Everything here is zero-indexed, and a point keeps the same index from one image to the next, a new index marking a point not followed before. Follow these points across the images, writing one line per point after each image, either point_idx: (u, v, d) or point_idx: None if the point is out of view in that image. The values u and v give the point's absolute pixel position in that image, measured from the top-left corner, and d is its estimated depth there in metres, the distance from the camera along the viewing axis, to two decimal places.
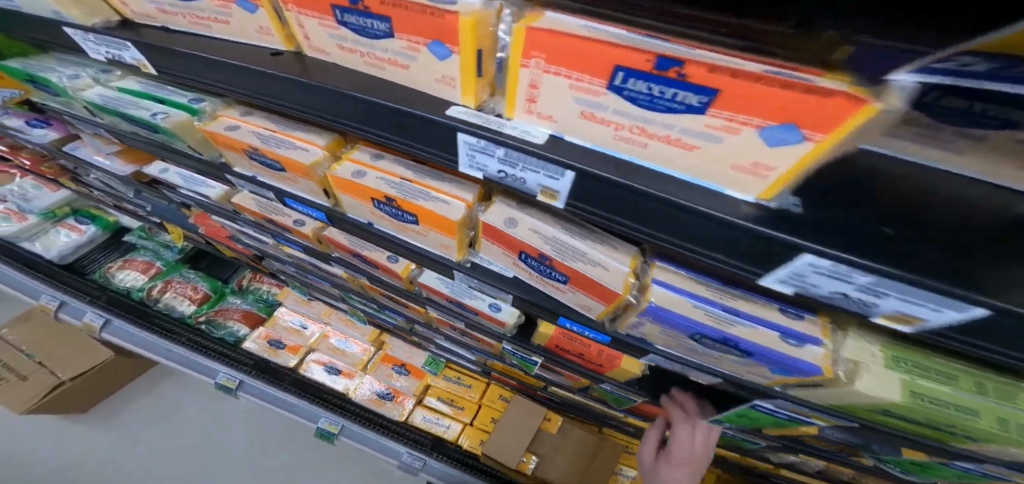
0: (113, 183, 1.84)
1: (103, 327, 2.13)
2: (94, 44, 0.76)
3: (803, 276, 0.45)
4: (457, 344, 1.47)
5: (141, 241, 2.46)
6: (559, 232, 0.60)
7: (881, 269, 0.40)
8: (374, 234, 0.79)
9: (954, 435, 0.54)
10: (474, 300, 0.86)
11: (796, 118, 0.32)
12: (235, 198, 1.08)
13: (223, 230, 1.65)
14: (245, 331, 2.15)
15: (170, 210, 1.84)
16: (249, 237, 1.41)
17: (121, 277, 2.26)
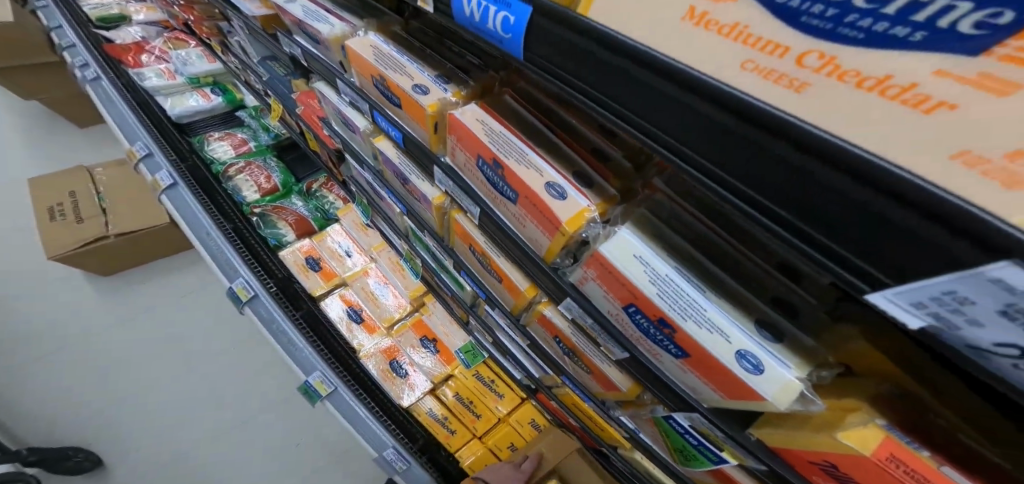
0: (247, 44, 1.68)
1: (167, 188, 1.70)
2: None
3: None
4: (531, 353, 1.10)
5: (249, 118, 2.39)
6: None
7: None
8: (650, 104, 0.32)
9: None
10: (703, 330, 0.42)
11: None
12: (354, 41, 0.73)
13: (319, 112, 1.35)
14: (290, 238, 1.88)
15: (281, 82, 1.58)
16: (343, 121, 1.10)
17: (213, 146, 2.13)
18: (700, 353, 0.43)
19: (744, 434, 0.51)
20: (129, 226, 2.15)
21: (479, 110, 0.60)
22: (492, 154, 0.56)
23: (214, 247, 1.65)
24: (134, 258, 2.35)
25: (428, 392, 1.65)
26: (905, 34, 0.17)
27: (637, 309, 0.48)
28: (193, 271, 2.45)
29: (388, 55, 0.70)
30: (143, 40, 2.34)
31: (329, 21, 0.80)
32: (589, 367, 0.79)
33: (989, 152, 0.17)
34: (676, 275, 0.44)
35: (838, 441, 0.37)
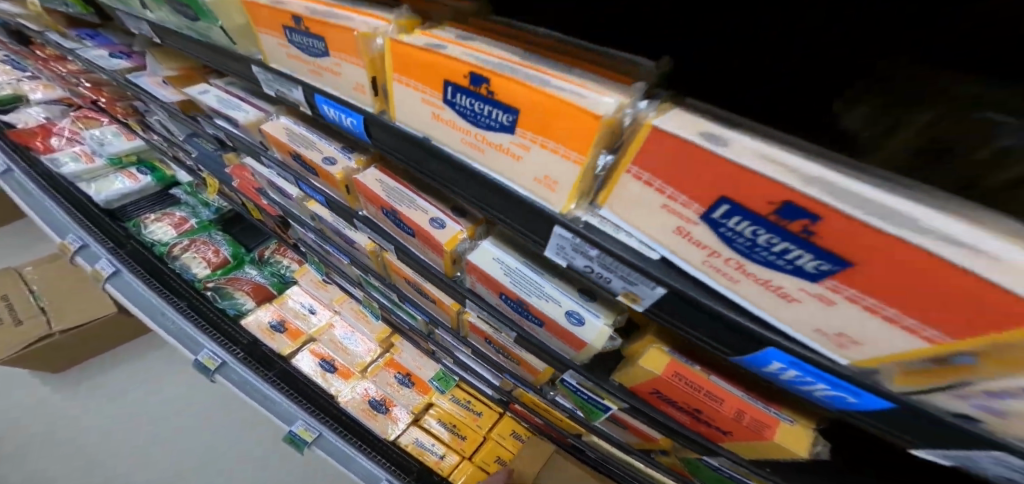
0: (169, 124, 1.75)
1: (110, 276, 1.75)
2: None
3: None
4: (482, 364, 1.21)
5: (187, 196, 2.41)
6: (836, 172, 0.26)
7: None
8: (423, 159, 0.49)
9: None
10: (546, 301, 0.57)
11: None
12: (268, 126, 0.87)
13: (253, 182, 1.46)
14: (250, 306, 1.90)
15: (212, 158, 1.68)
16: (277, 191, 1.23)
17: (151, 228, 2.14)
18: (545, 318, 0.59)
19: (610, 381, 0.62)
20: (74, 319, 2.07)
21: (377, 172, 0.75)
22: (389, 204, 0.71)
23: (173, 325, 1.71)
24: (78, 357, 2.23)
25: (411, 424, 1.67)
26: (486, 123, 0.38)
27: (507, 295, 0.63)
28: (152, 353, 2.38)
29: (300, 134, 0.85)
30: (48, 122, 2.31)
31: (245, 109, 0.95)
32: (517, 360, 0.91)
33: (535, 176, 0.38)
34: (529, 267, 0.59)
35: (644, 369, 0.52)
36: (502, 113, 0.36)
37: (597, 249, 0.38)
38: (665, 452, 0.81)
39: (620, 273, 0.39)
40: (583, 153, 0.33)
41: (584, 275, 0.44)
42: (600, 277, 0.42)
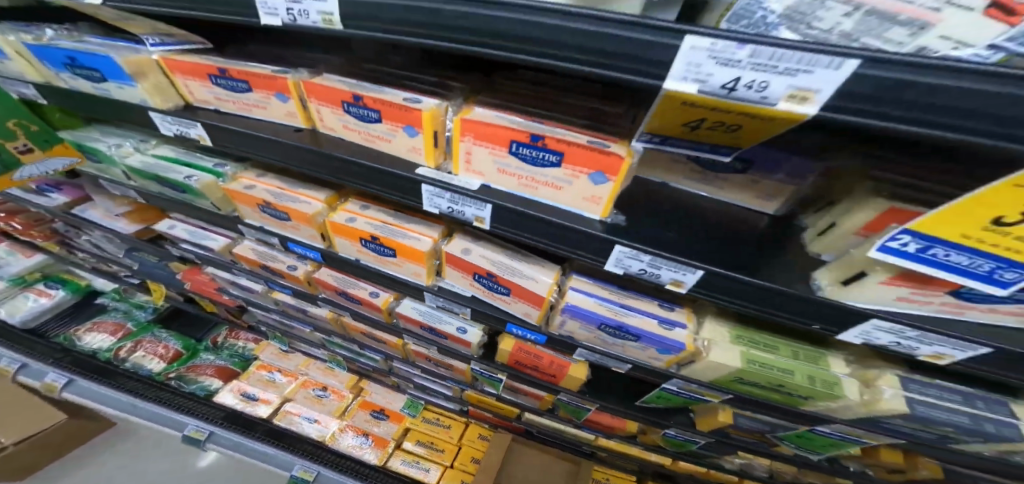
0: (104, 243, 1.80)
1: (65, 386, 1.74)
2: (169, 122, 0.87)
3: (870, 333, 0.42)
4: (432, 380, 1.54)
5: (114, 302, 2.29)
6: (507, 257, 0.70)
7: (928, 325, 0.38)
8: (353, 267, 0.89)
9: (797, 398, 0.63)
10: (443, 324, 0.95)
11: (602, 167, 0.47)
12: (237, 249, 1.19)
13: (212, 283, 1.67)
14: (218, 385, 1.94)
15: (160, 269, 1.79)
16: (238, 288, 1.52)
17: (87, 340, 2.02)
18: (447, 334, 0.97)
19: (495, 363, 1.04)
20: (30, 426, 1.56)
21: (325, 268, 1.05)
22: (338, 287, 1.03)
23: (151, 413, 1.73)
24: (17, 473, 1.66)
25: (394, 449, 1.86)
26: (378, 253, 0.79)
27: (425, 327, 1.00)
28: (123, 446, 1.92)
29: (264, 252, 1.16)
30: None
31: (214, 237, 1.23)
32: (450, 370, 1.27)
33: (408, 272, 0.79)
34: (432, 307, 0.96)
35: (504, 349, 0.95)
36: (384, 251, 0.77)
37: (445, 298, 0.81)
38: (556, 405, 1.27)
39: (459, 305, 0.81)
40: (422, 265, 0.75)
41: (449, 308, 0.87)
42: (451, 308, 0.85)
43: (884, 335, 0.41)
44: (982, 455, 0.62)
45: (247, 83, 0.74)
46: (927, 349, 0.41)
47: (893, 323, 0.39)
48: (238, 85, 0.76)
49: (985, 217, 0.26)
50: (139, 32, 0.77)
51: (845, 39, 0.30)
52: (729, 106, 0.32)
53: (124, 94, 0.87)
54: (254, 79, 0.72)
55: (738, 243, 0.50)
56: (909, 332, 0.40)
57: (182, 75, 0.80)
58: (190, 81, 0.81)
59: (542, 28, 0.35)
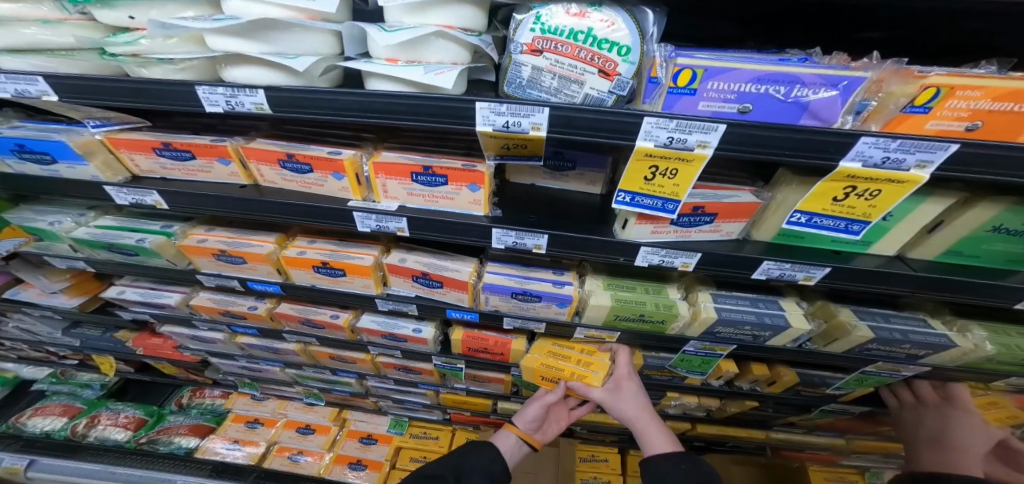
0: (37, 326, 1.58)
1: (28, 466, 1.78)
2: (125, 194, 0.85)
3: (648, 256, 0.66)
4: (405, 391, 1.64)
5: (52, 386, 2.13)
6: (436, 259, 0.92)
7: (668, 243, 0.63)
8: (314, 294, 1.03)
9: (658, 325, 0.86)
10: (401, 328, 1.13)
11: (473, 180, 0.70)
12: (194, 300, 1.18)
13: (169, 343, 1.54)
14: (192, 442, 1.92)
15: (105, 340, 1.59)
16: (198, 341, 1.44)
17: (34, 425, 1.95)
18: (406, 336, 1.14)
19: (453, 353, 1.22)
20: None
21: (286, 302, 1.16)
22: (301, 316, 1.15)
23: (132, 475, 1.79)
24: None
25: (390, 470, 1.89)
26: (331, 275, 0.95)
27: (387, 335, 1.16)
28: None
29: (222, 298, 1.18)
30: None
31: (170, 294, 1.19)
32: (419, 374, 1.40)
33: (361, 285, 0.97)
34: (388, 315, 1.14)
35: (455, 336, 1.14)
36: (334, 273, 0.94)
37: (397, 301, 1.00)
38: (517, 386, 1.43)
39: (406, 303, 0.99)
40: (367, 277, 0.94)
41: (402, 310, 1.04)
42: (400, 309, 1.03)
43: (653, 255, 0.65)
44: (786, 348, 0.87)
45: (190, 152, 0.78)
46: (680, 261, 0.65)
47: (654, 247, 0.64)
48: (182, 154, 0.79)
49: (643, 173, 0.52)
50: (79, 116, 0.79)
51: (556, 90, 0.53)
52: (512, 135, 0.56)
53: (75, 174, 0.84)
54: (195, 147, 0.77)
55: (579, 218, 0.74)
56: (661, 250, 0.64)
57: (124, 150, 0.80)
58: (136, 155, 0.81)
59: (394, 106, 0.57)
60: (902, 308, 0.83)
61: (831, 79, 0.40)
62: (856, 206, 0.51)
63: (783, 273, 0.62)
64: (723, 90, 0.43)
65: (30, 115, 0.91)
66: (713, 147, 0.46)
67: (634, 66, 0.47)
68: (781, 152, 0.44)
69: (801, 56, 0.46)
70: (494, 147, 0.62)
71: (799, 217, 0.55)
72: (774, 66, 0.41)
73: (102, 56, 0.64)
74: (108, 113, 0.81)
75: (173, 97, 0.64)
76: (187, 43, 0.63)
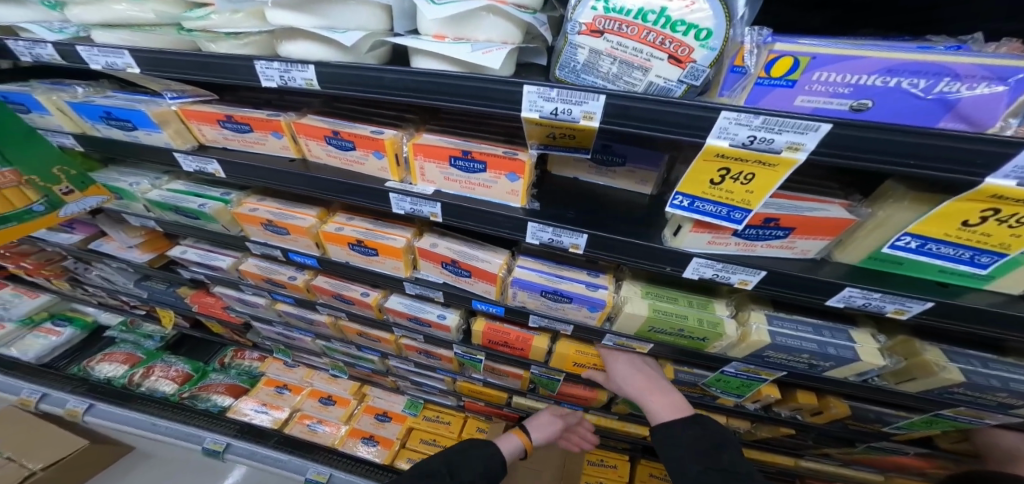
0: (112, 276, 1.69)
1: (86, 410, 1.98)
2: (190, 160, 0.83)
3: (700, 269, 0.60)
4: (427, 375, 1.64)
5: (121, 334, 2.31)
6: (469, 248, 0.89)
7: (727, 257, 0.57)
8: (351, 272, 1.03)
9: (699, 342, 0.80)
10: (426, 313, 1.12)
11: (512, 169, 0.66)
12: (241, 266, 1.19)
13: (219, 303, 1.59)
14: (227, 401, 2.03)
15: (165, 295, 1.68)
16: (243, 304, 1.47)
17: (100, 370, 2.12)
18: (431, 321, 1.13)
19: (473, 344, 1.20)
20: None
21: (322, 276, 1.17)
22: (335, 291, 1.16)
23: (168, 429, 1.96)
24: None
25: (402, 449, 1.93)
26: (367, 255, 0.94)
27: (416, 319, 1.15)
28: (140, 467, 2.10)
29: (265, 266, 1.19)
30: None
31: (222, 257, 1.21)
32: (441, 360, 1.39)
33: (394, 268, 0.96)
34: (415, 299, 1.13)
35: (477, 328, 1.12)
36: (366, 252, 0.94)
37: (428, 287, 0.98)
38: (535, 383, 1.40)
39: (436, 289, 0.98)
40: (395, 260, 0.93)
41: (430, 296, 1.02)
42: (426, 294, 1.02)
43: (707, 268, 0.59)
44: (846, 380, 0.78)
45: (249, 125, 0.77)
46: (738, 277, 0.59)
47: (708, 259, 0.58)
48: (241, 127, 0.78)
49: (711, 176, 0.46)
50: (158, 88, 0.78)
51: (616, 77, 0.48)
52: (560, 125, 0.51)
53: (153, 142, 0.82)
54: (253, 121, 0.76)
55: (625, 219, 0.69)
56: (717, 264, 0.58)
57: (195, 121, 0.79)
58: (203, 127, 0.80)
59: (443, 86, 0.53)
60: (1008, 354, 0.71)
61: (999, 72, 0.32)
62: (994, 235, 0.42)
63: (867, 303, 0.55)
64: (833, 82, 0.36)
65: (123, 86, 0.84)
66: (808, 152, 0.39)
67: (713, 53, 0.40)
68: (903, 160, 0.37)
69: (950, 44, 0.37)
70: (539, 136, 0.57)
71: (911, 240, 0.47)
72: (909, 54, 0.34)
73: (180, 33, 0.59)
74: (184, 86, 0.79)
75: (236, 72, 0.60)
76: (253, 19, 0.57)
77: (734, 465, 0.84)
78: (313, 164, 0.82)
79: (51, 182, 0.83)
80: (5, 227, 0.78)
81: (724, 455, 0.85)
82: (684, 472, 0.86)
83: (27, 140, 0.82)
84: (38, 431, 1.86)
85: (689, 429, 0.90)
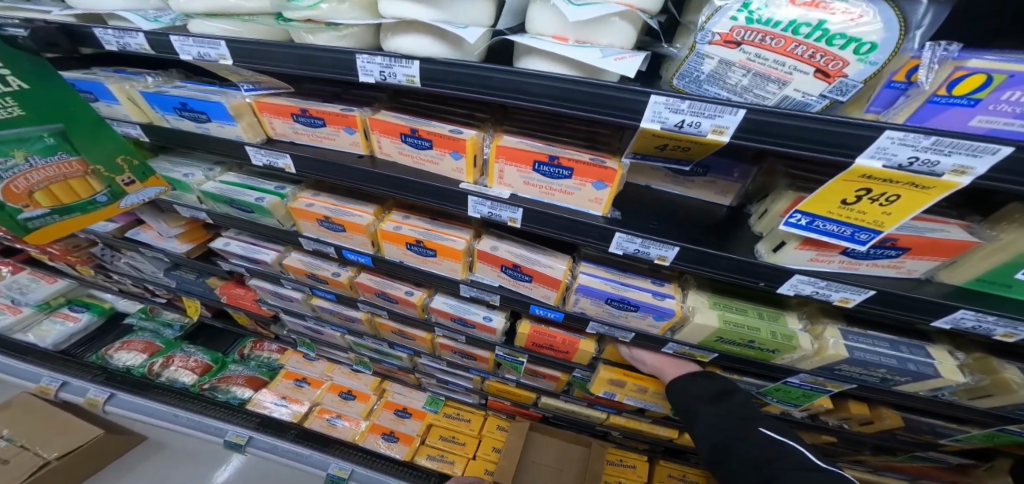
0: (142, 264, 1.67)
1: (106, 400, 1.93)
2: (260, 154, 0.82)
3: (797, 284, 0.62)
4: (456, 373, 1.64)
5: (140, 321, 2.31)
6: (532, 252, 0.87)
7: (833, 276, 0.59)
8: (404, 272, 1.02)
9: (767, 352, 0.81)
10: (473, 314, 1.11)
11: (599, 177, 0.65)
12: (286, 261, 1.18)
13: (250, 295, 1.58)
14: (247, 393, 2.03)
15: (195, 284, 1.67)
16: (276, 297, 1.46)
17: (119, 358, 2.12)
18: (476, 323, 1.13)
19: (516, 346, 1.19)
20: None
21: (367, 273, 1.15)
22: (380, 289, 1.15)
23: (192, 421, 1.91)
24: None
25: (421, 445, 1.93)
26: (427, 255, 0.93)
27: (460, 320, 1.15)
28: (153, 457, 2.10)
29: (311, 260, 1.18)
30: None
31: (264, 250, 1.20)
32: (475, 360, 1.39)
33: (452, 270, 0.95)
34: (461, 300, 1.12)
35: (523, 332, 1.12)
36: (426, 253, 0.93)
37: (483, 291, 0.97)
38: (570, 385, 1.41)
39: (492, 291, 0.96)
40: (455, 261, 0.92)
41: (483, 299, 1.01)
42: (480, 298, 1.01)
43: (807, 285, 0.61)
44: (916, 395, 0.80)
45: (322, 120, 0.76)
46: (838, 294, 0.61)
47: (809, 277, 0.60)
48: (314, 122, 0.76)
49: (847, 195, 0.48)
50: (234, 78, 0.76)
51: (746, 89, 0.47)
52: (681, 137, 0.51)
53: (222, 134, 0.81)
54: (329, 116, 0.75)
55: (708, 231, 0.69)
56: (821, 281, 0.60)
57: (267, 114, 0.77)
58: (275, 120, 0.78)
59: (553, 89, 0.52)
60: None
61: None
62: None
63: (973, 325, 0.57)
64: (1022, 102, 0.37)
65: (190, 76, 0.84)
66: (974, 177, 0.40)
67: (872, 67, 0.40)
68: None
69: None
70: (648, 146, 0.57)
71: None
72: None
73: (278, 22, 0.56)
74: (259, 77, 0.78)
75: (336, 67, 0.59)
76: (357, 11, 0.55)
77: (745, 408, 0.87)
78: (383, 163, 0.81)
79: (115, 172, 0.81)
80: (71, 216, 0.79)
81: (734, 400, 0.88)
82: (698, 420, 0.88)
83: (95, 128, 0.77)
84: (53, 419, 1.84)
85: (699, 381, 0.91)
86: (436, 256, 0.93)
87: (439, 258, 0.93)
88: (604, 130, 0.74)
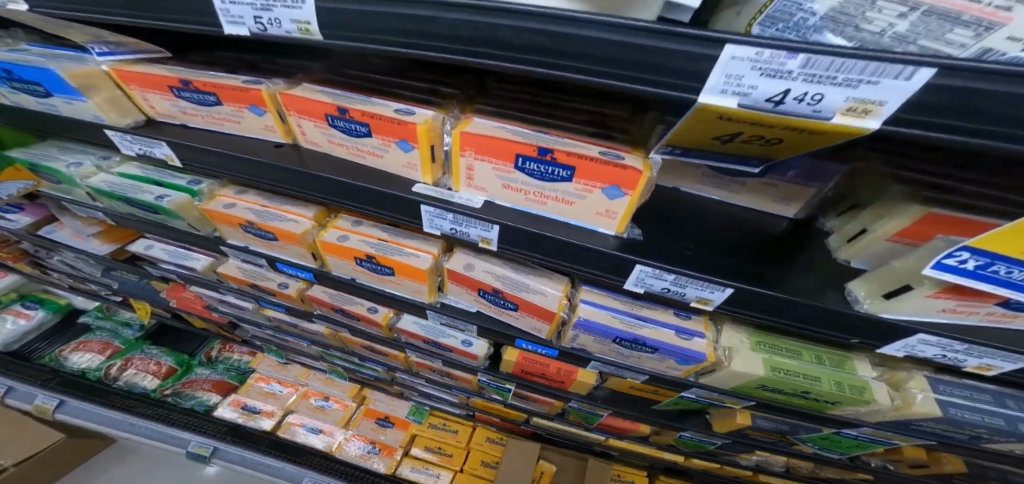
0: (78, 262, 1.47)
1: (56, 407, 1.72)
2: (131, 142, 0.64)
3: (913, 345, 0.44)
4: (439, 389, 1.44)
5: (98, 320, 2.12)
6: (518, 273, 0.66)
7: (978, 340, 0.40)
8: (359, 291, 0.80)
9: (823, 404, 0.60)
10: (448, 338, 0.91)
11: (615, 182, 0.43)
12: (221, 268, 0.97)
13: (199, 299, 1.36)
14: (217, 399, 1.84)
15: (140, 285, 1.47)
16: (226, 305, 1.25)
17: (74, 360, 1.92)
18: (452, 347, 0.93)
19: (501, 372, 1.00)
20: None
21: (319, 285, 0.94)
22: (335, 304, 0.94)
23: (148, 431, 1.71)
24: None
25: (403, 456, 1.76)
26: (383, 272, 0.71)
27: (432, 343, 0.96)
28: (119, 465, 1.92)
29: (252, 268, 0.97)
30: None
31: (196, 256, 0.99)
32: (457, 379, 1.20)
33: (416, 292, 0.73)
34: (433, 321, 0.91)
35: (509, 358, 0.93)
36: (381, 270, 0.71)
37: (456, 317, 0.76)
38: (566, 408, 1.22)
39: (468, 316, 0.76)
40: (418, 281, 0.70)
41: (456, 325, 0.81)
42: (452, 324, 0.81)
43: (931, 347, 0.43)
44: (1011, 454, 0.61)
45: (215, 95, 0.56)
46: (974, 359, 0.44)
47: (938, 338, 0.41)
48: (205, 98, 0.56)
49: None
50: (85, 33, 0.54)
51: (900, 41, 0.26)
52: (774, 119, 0.30)
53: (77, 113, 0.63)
54: (222, 89, 0.54)
55: (761, 256, 0.47)
56: (955, 345, 0.42)
57: (135, 86, 0.58)
58: (149, 95, 0.58)
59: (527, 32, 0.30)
60: None
61: None
62: None
63: None
64: None
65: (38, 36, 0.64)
66: None
67: None
68: None
69: None
70: (696, 136, 0.35)
71: None
72: None
73: None
74: (123, 38, 0.58)
75: None
76: None
77: None
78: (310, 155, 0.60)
79: None
80: None
81: None
82: None
83: None
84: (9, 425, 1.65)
85: None
86: (393, 274, 0.71)
87: (397, 277, 0.71)
88: (617, 113, 0.51)
